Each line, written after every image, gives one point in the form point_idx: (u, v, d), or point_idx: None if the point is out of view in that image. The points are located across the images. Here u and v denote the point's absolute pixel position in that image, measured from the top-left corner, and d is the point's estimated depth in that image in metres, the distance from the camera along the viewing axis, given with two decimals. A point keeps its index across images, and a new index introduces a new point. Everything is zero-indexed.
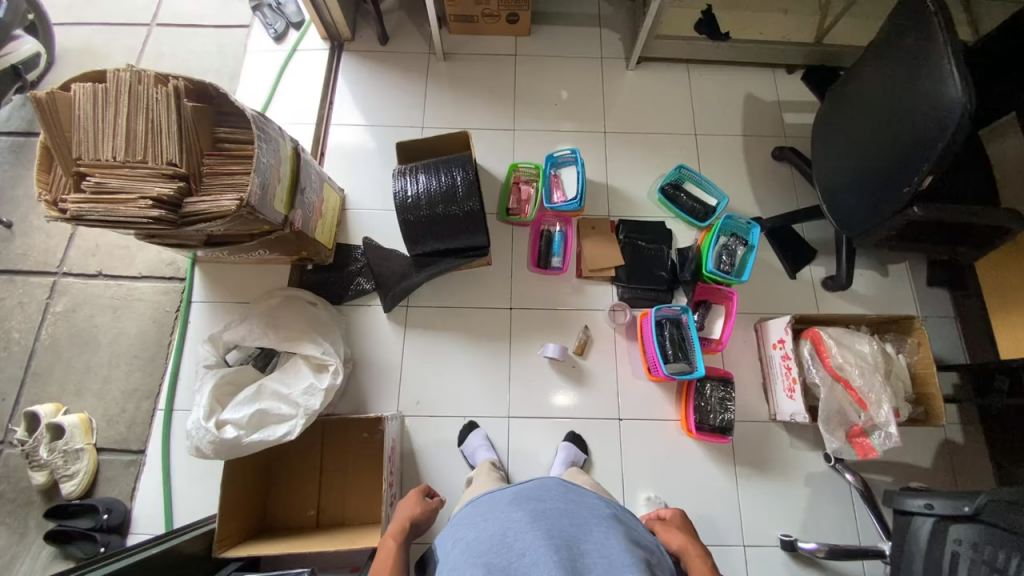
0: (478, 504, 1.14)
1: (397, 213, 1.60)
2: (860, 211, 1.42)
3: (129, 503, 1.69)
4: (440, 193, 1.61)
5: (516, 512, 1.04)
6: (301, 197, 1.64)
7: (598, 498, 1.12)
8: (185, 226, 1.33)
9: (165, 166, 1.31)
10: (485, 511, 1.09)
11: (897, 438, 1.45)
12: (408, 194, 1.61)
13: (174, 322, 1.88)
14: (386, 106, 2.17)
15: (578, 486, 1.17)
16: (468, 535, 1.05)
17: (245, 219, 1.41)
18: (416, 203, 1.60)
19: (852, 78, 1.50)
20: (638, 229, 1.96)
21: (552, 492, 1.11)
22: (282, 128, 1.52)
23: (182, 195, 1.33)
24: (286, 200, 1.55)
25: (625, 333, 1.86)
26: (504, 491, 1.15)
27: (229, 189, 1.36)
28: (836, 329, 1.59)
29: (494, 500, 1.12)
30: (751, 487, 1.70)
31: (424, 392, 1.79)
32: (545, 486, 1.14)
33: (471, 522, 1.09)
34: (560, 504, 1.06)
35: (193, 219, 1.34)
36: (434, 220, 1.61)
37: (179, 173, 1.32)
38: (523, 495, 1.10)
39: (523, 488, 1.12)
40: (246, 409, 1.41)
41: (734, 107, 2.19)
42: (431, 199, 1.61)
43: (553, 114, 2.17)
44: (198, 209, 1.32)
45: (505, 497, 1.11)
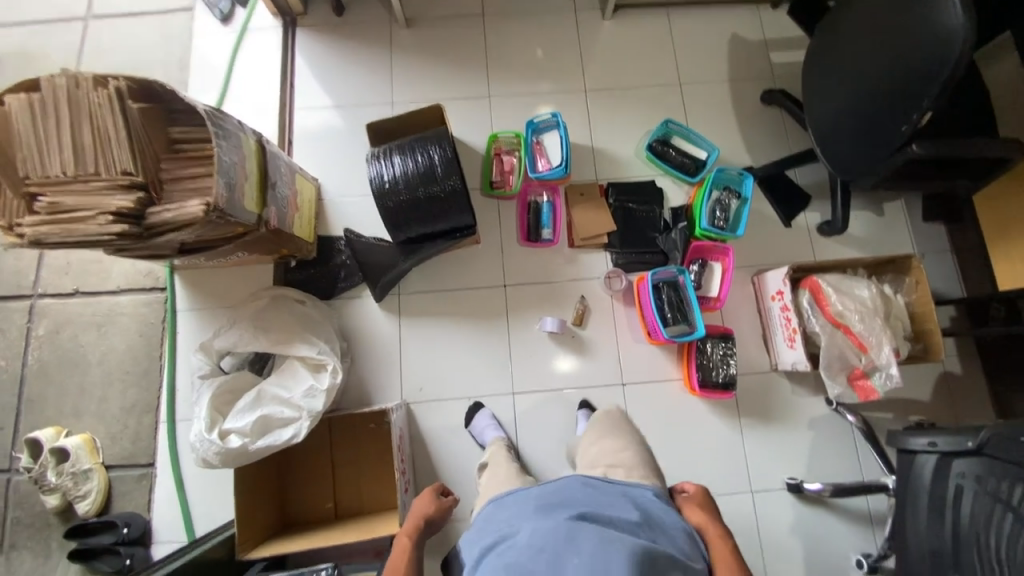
0: (503, 506, 1.17)
1: (375, 200, 1.53)
2: (856, 154, 1.36)
3: (147, 515, 1.70)
4: (418, 174, 1.54)
5: (539, 516, 1.06)
6: (273, 193, 1.55)
7: (619, 493, 1.15)
8: (154, 238, 1.26)
9: (120, 176, 1.22)
10: (512, 514, 1.12)
11: (898, 378, 1.46)
12: (384, 178, 1.53)
13: (162, 333, 1.84)
14: (352, 83, 2.04)
15: (601, 485, 1.19)
16: (493, 538, 1.08)
17: (216, 223, 1.33)
18: (394, 188, 1.52)
19: (841, 9, 1.41)
20: (628, 190, 1.90)
21: (574, 495, 1.12)
22: (241, 121, 1.42)
23: (144, 204, 1.25)
24: (257, 198, 1.47)
25: (623, 299, 1.84)
26: (530, 492, 1.17)
27: (194, 193, 1.28)
28: (834, 277, 1.57)
29: (519, 502, 1.14)
30: (757, 438, 1.73)
31: (426, 378, 1.77)
32: (567, 487, 1.16)
33: (498, 525, 1.11)
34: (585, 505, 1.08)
35: (161, 229, 1.27)
36: (416, 203, 1.54)
37: (137, 182, 1.24)
38: (547, 500, 1.11)
39: (546, 492, 1.14)
40: (248, 416, 1.39)
41: (719, 50, 2.08)
42: (409, 181, 1.53)
43: (529, 75, 2.05)
44: (164, 219, 1.25)
45: (531, 499, 1.13)
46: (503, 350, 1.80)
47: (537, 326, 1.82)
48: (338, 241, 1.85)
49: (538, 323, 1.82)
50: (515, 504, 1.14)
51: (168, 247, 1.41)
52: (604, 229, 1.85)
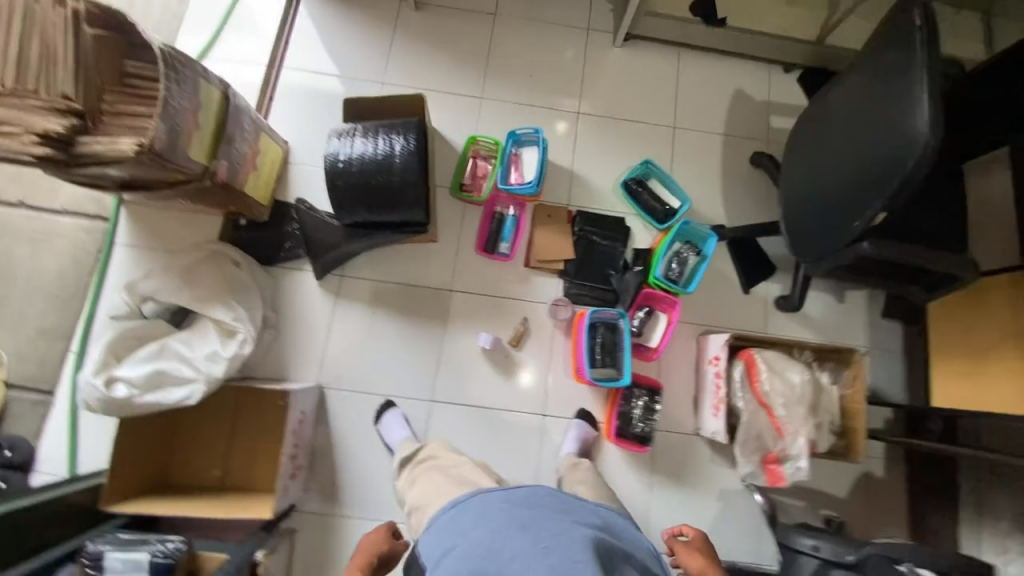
0: (463, 508, 1.09)
1: (326, 178, 1.49)
2: (813, 238, 1.33)
3: (35, 442, 1.66)
4: (376, 160, 1.49)
5: (506, 518, 1.00)
6: (228, 148, 1.51)
7: (587, 506, 1.09)
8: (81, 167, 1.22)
9: (57, 99, 1.18)
10: (476, 518, 1.02)
11: (805, 471, 1.44)
12: (339, 157, 1.49)
13: (95, 262, 1.79)
14: (347, 54, 1.99)
15: (570, 494, 1.14)
16: (457, 540, 0.99)
17: (151, 165, 1.29)
18: (347, 168, 1.48)
19: (833, 89, 1.37)
20: (595, 222, 1.86)
21: (544, 500, 1.07)
22: (203, 68, 1.37)
23: (77, 132, 1.21)
24: (206, 150, 1.43)
25: (564, 330, 1.80)
26: (498, 494, 1.09)
27: (131, 131, 1.24)
28: (771, 353, 1.54)
29: (485, 505, 1.06)
30: (665, 498, 1.70)
31: (347, 367, 1.72)
32: (535, 493, 1.10)
33: (457, 527, 1.03)
34: (555, 515, 1.02)
35: (90, 161, 1.23)
36: (366, 190, 1.50)
37: (74, 109, 1.19)
38: (517, 502, 1.05)
39: (514, 495, 1.08)
40: (144, 367, 1.35)
41: (720, 102, 2.05)
42: (364, 166, 1.48)
43: (526, 85, 2.01)
44: (94, 151, 1.20)
45: (499, 503, 1.05)
46: (433, 355, 1.76)
47: (472, 338, 1.78)
48: (293, 208, 1.80)
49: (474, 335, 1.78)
50: (481, 507, 1.05)
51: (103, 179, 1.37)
52: (561, 256, 1.82)
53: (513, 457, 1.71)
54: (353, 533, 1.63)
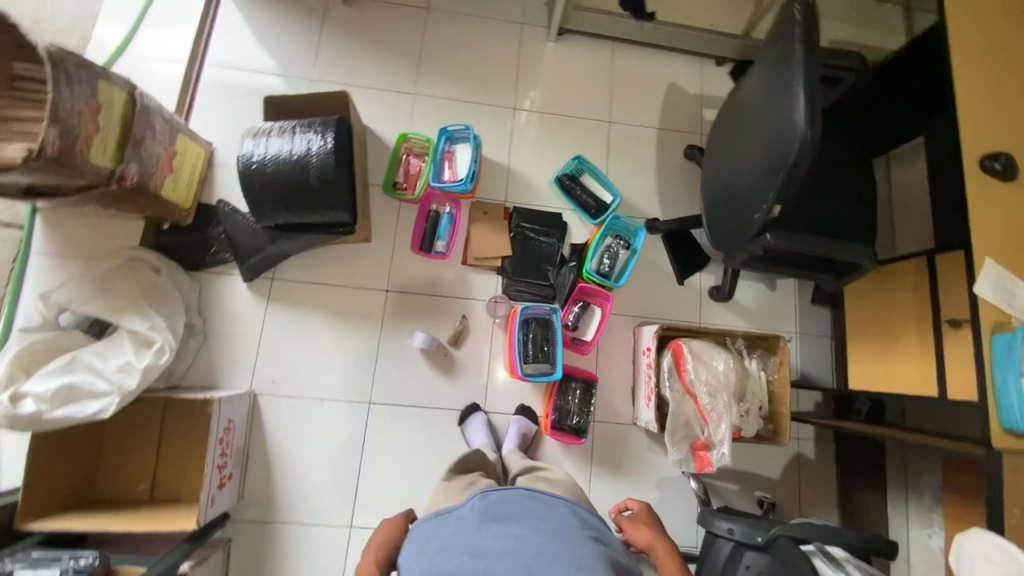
0: (442, 523, 1.11)
1: (239, 178, 1.45)
2: (728, 229, 1.36)
3: None
4: (291, 161, 1.45)
5: (482, 533, 1.04)
6: (137, 150, 1.45)
7: (559, 503, 1.15)
8: None
9: None
10: (454, 534, 1.06)
11: (728, 458, 1.46)
12: (253, 158, 1.45)
13: (10, 273, 1.71)
14: (274, 51, 1.93)
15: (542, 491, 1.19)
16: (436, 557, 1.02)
17: (47, 172, 1.24)
18: (260, 170, 1.44)
19: (747, 80, 1.38)
20: (532, 218, 1.87)
21: (519, 506, 1.11)
22: (98, 67, 1.31)
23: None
24: (110, 153, 1.38)
25: (502, 326, 1.81)
26: (475, 507, 1.13)
27: (20, 137, 1.19)
28: (698, 343, 1.57)
29: (463, 519, 1.10)
30: (604, 487, 1.74)
31: (282, 371, 1.70)
32: (511, 498, 1.14)
33: (435, 541, 1.07)
34: (528, 519, 1.07)
35: None
36: (282, 190, 1.46)
37: None
38: (492, 513, 1.09)
39: (489, 503, 1.12)
40: (53, 382, 1.31)
41: (657, 94, 2.06)
42: (279, 166, 1.45)
43: (461, 81, 1.99)
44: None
45: (472, 514, 1.09)
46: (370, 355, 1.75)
47: (409, 338, 1.77)
48: (220, 210, 1.74)
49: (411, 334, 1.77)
50: (457, 520, 1.09)
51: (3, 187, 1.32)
52: (498, 253, 1.82)
53: (453, 455, 1.72)
54: (292, 538, 1.61)
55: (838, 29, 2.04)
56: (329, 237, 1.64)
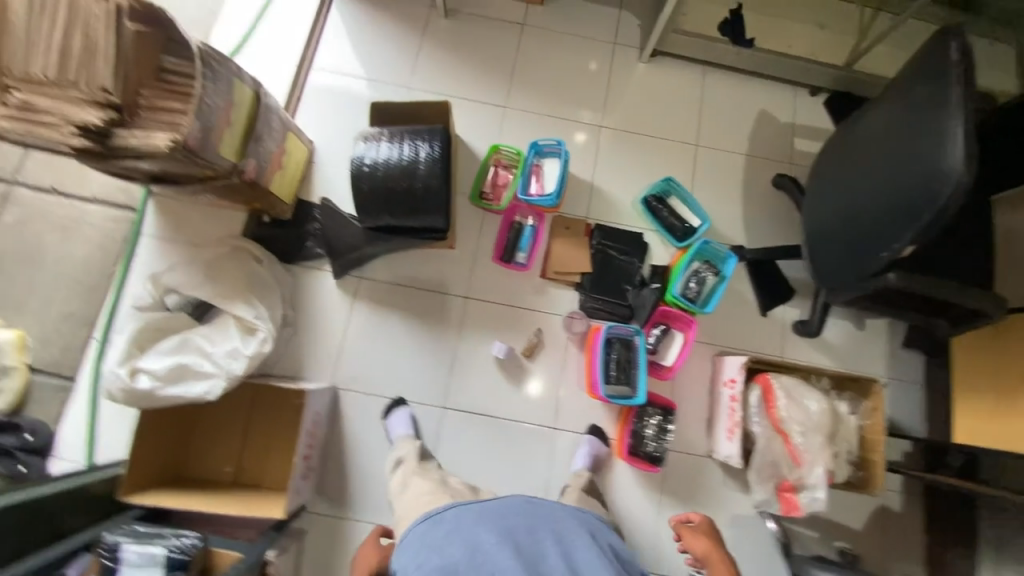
0: (438, 522, 1.16)
1: (352, 181, 1.51)
2: (838, 264, 1.32)
3: (56, 426, 1.70)
4: (400, 166, 1.51)
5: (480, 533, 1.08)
6: (256, 146, 1.53)
7: (547, 506, 1.21)
8: (114, 160, 1.23)
9: (97, 92, 1.19)
10: (449, 530, 1.11)
11: (823, 502, 1.43)
12: (365, 162, 1.50)
13: (122, 252, 1.82)
14: (376, 59, 2.02)
15: (540, 498, 1.24)
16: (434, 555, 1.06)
17: (183, 161, 1.30)
18: (372, 173, 1.50)
19: (863, 114, 1.36)
20: (614, 236, 1.85)
21: (517, 510, 1.16)
22: (238, 67, 1.40)
23: (114, 125, 1.23)
24: (235, 147, 1.45)
25: (577, 343, 1.79)
26: (461, 510, 1.18)
27: (165, 127, 1.25)
28: (790, 380, 1.52)
29: (456, 520, 1.14)
30: (673, 517, 1.69)
31: (363, 368, 1.74)
32: (511, 503, 1.19)
33: (434, 538, 1.11)
34: (525, 521, 1.13)
35: (124, 154, 1.24)
36: (390, 195, 1.51)
37: (112, 103, 1.20)
38: (491, 515, 1.14)
39: (488, 507, 1.17)
40: (166, 360, 1.38)
41: (746, 121, 2.04)
42: (389, 171, 1.50)
43: (550, 97, 2.02)
44: (129, 145, 1.22)
45: (470, 515, 1.15)
46: (447, 360, 1.77)
47: (486, 346, 1.79)
48: (316, 208, 1.82)
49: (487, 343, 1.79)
50: (455, 518, 1.14)
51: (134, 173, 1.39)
52: (579, 269, 1.82)
53: (520, 467, 1.71)
54: (360, 535, 1.64)
55: None
56: (419, 241, 1.67)
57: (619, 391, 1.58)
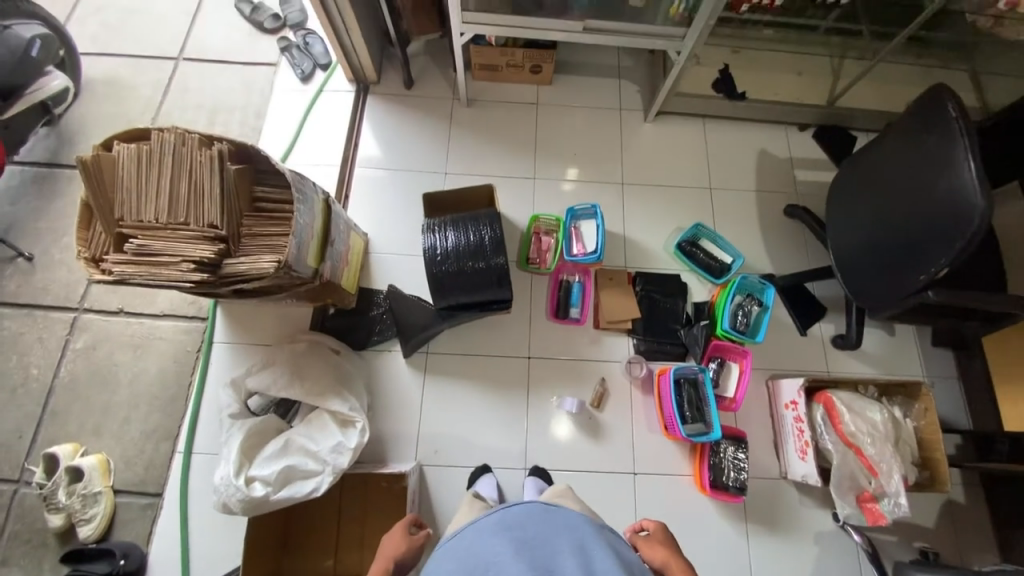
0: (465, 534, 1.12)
1: (426, 268, 1.66)
2: (870, 288, 1.50)
3: (146, 547, 1.70)
4: (469, 250, 1.67)
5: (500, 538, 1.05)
6: (331, 250, 1.67)
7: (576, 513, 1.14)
8: (224, 286, 1.36)
9: (206, 229, 1.34)
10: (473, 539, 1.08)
11: (906, 508, 1.52)
12: (437, 250, 1.66)
13: (195, 361, 1.89)
14: (411, 150, 2.21)
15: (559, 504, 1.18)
16: (452, 564, 1.04)
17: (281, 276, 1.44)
18: (444, 260, 1.66)
19: (861, 155, 1.58)
20: (655, 282, 2.01)
21: (533, 515, 1.11)
22: (316, 184, 1.56)
23: (222, 255, 1.36)
24: (316, 254, 1.57)
25: (641, 387, 1.90)
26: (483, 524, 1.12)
27: (267, 251, 1.40)
28: (848, 395, 1.65)
29: (479, 538, 1.08)
30: (762, 545, 1.74)
31: (443, 441, 1.81)
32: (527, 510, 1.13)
33: (462, 550, 1.07)
34: (545, 531, 1.06)
35: (232, 279, 1.37)
36: (462, 278, 1.66)
37: (220, 236, 1.35)
38: (506, 522, 1.09)
39: (509, 512, 1.12)
40: (274, 464, 1.43)
41: (749, 162, 2.27)
42: (460, 255, 1.66)
43: (573, 164, 2.22)
44: (238, 271, 1.35)
45: (490, 526, 1.09)
46: (522, 421, 1.85)
47: (556, 402, 1.88)
48: (381, 293, 1.96)
49: (555, 397, 1.88)
50: (477, 533, 1.08)
51: (227, 294, 1.50)
52: (627, 316, 1.94)
53: (608, 516, 1.76)
54: None
55: (908, 93, 2.27)
56: (483, 313, 1.80)
57: (697, 428, 1.69)
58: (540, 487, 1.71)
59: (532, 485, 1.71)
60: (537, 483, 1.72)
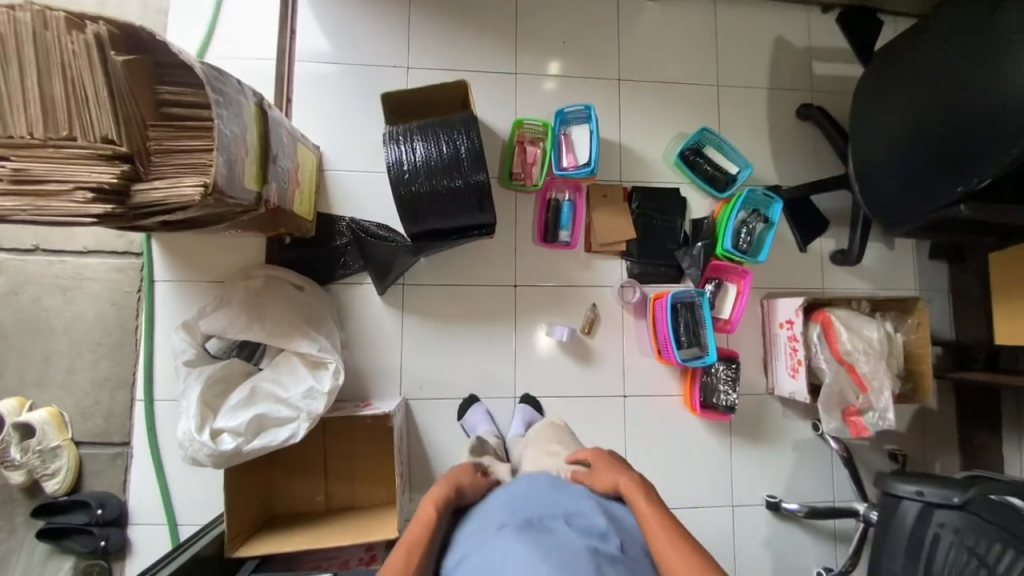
0: (475, 531, 1.09)
1: (392, 188, 1.41)
2: (896, 203, 1.36)
3: (124, 494, 1.63)
4: (441, 164, 1.41)
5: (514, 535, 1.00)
6: (275, 167, 1.38)
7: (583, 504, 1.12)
8: (141, 219, 1.10)
9: (101, 145, 1.04)
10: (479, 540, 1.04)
11: (890, 420, 1.54)
12: (404, 166, 1.40)
13: (137, 304, 1.67)
14: (363, 39, 1.80)
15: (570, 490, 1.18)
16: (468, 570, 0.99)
17: (214, 204, 1.17)
18: (413, 178, 1.40)
19: (900, 45, 1.34)
20: (652, 197, 1.81)
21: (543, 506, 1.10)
22: (241, 82, 1.22)
23: (130, 180, 1.08)
24: (256, 175, 1.30)
25: (634, 311, 1.79)
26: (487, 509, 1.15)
27: (189, 171, 1.11)
28: (848, 313, 1.60)
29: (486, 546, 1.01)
30: (745, 455, 1.81)
31: (428, 375, 1.71)
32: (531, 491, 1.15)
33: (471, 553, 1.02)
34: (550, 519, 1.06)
35: (149, 210, 1.10)
36: (437, 197, 1.42)
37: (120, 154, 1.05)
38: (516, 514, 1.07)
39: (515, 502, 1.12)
40: (241, 414, 1.30)
41: (763, 51, 1.96)
42: (431, 172, 1.41)
43: (562, 57, 1.87)
44: (153, 199, 1.08)
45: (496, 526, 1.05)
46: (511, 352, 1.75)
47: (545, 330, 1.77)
48: (344, 218, 1.70)
49: (543, 328, 1.77)
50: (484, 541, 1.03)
51: (151, 228, 1.23)
52: (622, 238, 1.77)
53: (599, 437, 1.76)
54: None
55: None
56: (461, 241, 1.59)
57: (690, 356, 1.61)
58: (531, 416, 1.69)
59: (522, 414, 1.69)
60: (528, 412, 1.70)
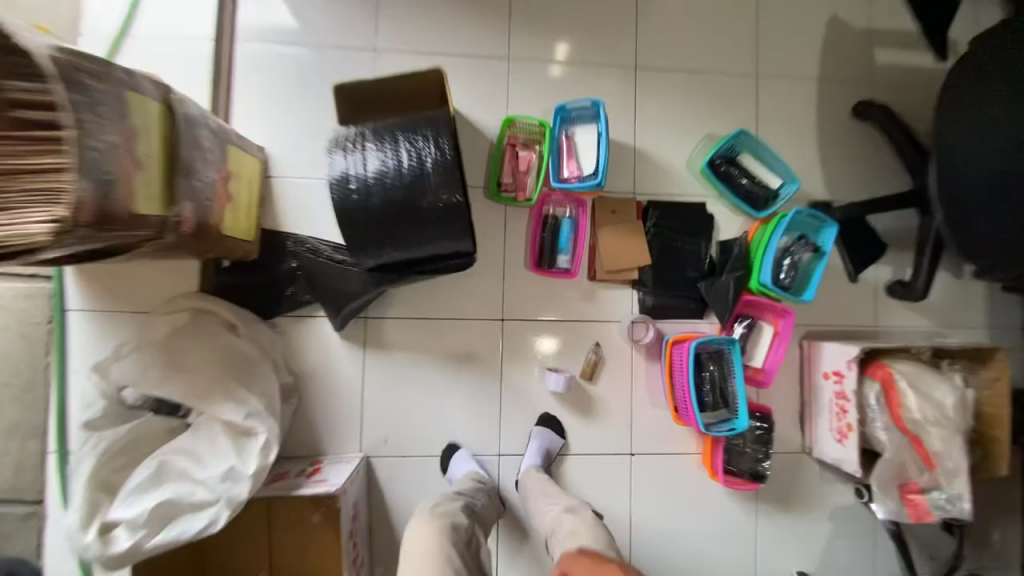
0: None
1: (337, 209, 1.10)
2: (1001, 243, 1.04)
3: (36, 561, 1.38)
4: (400, 179, 1.09)
5: None
6: (189, 182, 1.07)
7: None
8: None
9: None
10: None
11: (964, 507, 1.25)
12: (351, 181, 1.10)
13: (48, 337, 1.39)
14: (319, 15, 1.45)
15: None
16: None
17: (88, 241, 0.88)
18: (363, 198, 1.10)
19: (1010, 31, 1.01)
20: (672, 214, 1.49)
21: None
22: (128, 72, 0.92)
23: None
24: (160, 197, 1.01)
25: (645, 354, 1.47)
26: None
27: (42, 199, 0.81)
28: (915, 369, 1.30)
29: None
30: (773, 526, 1.52)
31: (394, 428, 1.42)
32: None
33: None
34: None
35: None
36: (392, 220, 1.11)
37: None
38: None
39: None
40: (139, 504, 1.03)
41: (814, 33, 1.59)
42: (387, 189, 1.09)
43: (566, 39, 1.52)
44: None
45: None
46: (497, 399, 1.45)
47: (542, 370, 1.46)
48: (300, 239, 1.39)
49: (544, 329, 1.47)
50: None
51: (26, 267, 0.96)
52: (634, 264, 1.45)
53: (599, 504, 1.47)
54: None
55: None
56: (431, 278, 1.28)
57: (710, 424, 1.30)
58: (549, 442, 1.42)
59: (539, 438, 1.42)
60: (546, 436, 1.43)
